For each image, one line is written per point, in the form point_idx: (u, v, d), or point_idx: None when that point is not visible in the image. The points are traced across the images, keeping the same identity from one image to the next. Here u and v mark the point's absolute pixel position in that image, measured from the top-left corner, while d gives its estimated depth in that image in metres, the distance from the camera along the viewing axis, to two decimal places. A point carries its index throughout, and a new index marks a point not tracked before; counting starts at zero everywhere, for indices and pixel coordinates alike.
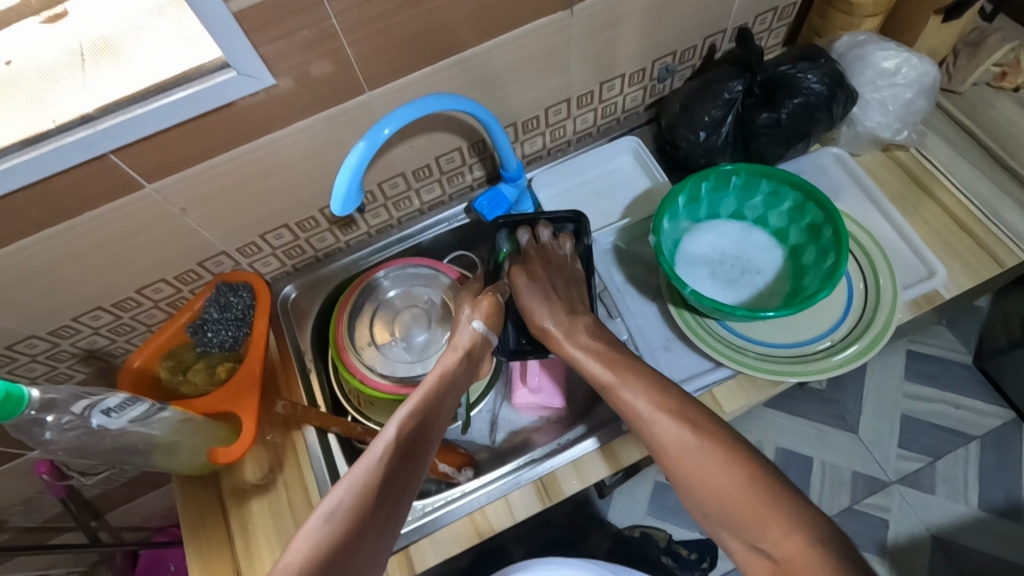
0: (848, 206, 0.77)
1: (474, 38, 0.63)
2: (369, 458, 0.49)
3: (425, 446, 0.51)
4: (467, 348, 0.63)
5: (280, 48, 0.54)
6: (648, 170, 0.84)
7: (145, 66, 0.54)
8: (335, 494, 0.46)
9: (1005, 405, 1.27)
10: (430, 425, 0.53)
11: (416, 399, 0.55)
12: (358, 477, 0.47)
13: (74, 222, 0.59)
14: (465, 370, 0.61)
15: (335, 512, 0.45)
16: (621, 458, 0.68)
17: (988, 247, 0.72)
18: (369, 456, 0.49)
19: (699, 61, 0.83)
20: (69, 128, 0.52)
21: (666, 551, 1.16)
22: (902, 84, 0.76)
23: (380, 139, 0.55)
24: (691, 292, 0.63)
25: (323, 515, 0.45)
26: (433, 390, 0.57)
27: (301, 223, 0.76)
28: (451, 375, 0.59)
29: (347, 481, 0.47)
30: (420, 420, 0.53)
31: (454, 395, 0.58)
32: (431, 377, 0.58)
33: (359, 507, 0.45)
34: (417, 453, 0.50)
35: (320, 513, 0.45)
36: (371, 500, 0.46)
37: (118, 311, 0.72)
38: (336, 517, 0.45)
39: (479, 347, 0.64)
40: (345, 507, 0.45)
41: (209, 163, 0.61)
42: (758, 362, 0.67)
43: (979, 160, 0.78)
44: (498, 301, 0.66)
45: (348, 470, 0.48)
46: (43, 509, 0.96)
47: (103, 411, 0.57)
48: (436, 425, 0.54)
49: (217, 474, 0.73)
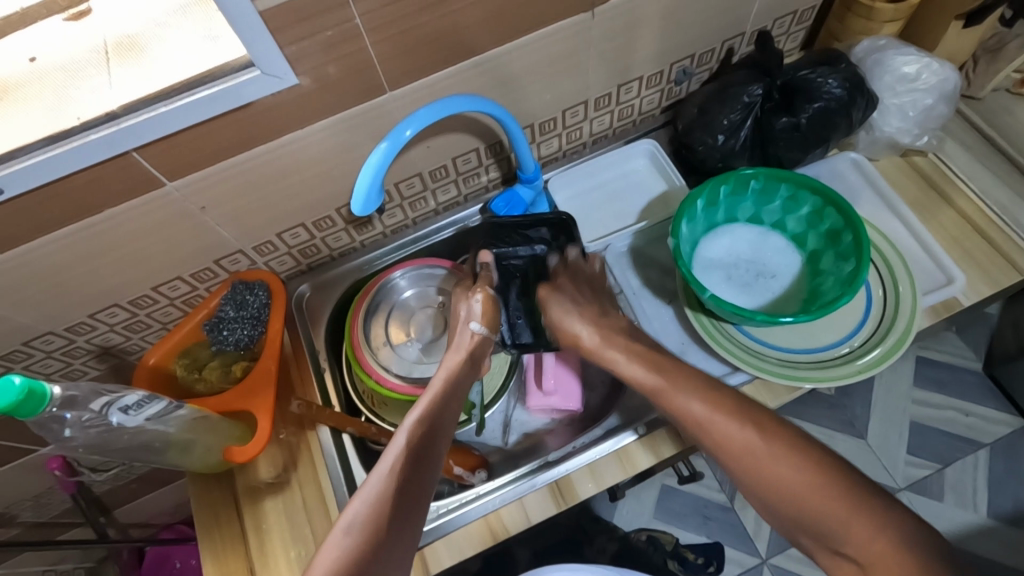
0: (866, 211, 0.77)
1: (494, 40, 0.63)
2: (380, 468, 0.49)
3: (435, 449, 0.52)
4: (468, 350, 0.62)
5: (304, 48, 0.54)
6: (665, 174, 0.84)
7: (167, 65, 0.55)
8: (350, 508, 0.47)
9: (1015, 413, 1.26)
10: (439, 431, 0.53)
11: (422, 403, 0.55)
12: (372, 488, 0.48)
13: (94, 219, 0.59)
14: (468, 368, 0.60)
15: (352, 525, 0.46)
16: (635, 461, 0.68)
17: (1006, 253, 0.72)
18: (380, 466, 0.49)
19: (717, 64, 0.82)
20: (93, 126, 0.52)
21: (671, 556, 1.18)
22: (922, 90, 0.75)
23: (402, 140, 0.55)
24: (710, 296, 0.63)
25: (343, 529, 0.46)
26: (440, 392, 0.56)
27: (317, 223, 0.76)
28: (456, 376, 0.59)
29: (362, 493, 0.48)
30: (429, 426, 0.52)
31: (460, 394, 0.58)
32: (438, 381, 0.57)
33: (376, 520, 0.46)
34: (428, 461, 0.50)
35: (339, 527, 0.46)
36: (387, 513, 0.47)
37: (134, 308, 0.72)
38: (355, 530, 0.46)
39: (481, 345, 0.63)
40: (363, 522, 0.46)
41: (230, 162, 0.61)
42: (776, 367, 0.67)
43: (997, 167, 0.78)
44: (491, 296, 0.65)
45: (361, 484, 0.48)
46: (53, 505, 0.96)
47: (121, 408, 0.57)
48: (445, 428, 0.54)
49: (231, 472, 0.73)
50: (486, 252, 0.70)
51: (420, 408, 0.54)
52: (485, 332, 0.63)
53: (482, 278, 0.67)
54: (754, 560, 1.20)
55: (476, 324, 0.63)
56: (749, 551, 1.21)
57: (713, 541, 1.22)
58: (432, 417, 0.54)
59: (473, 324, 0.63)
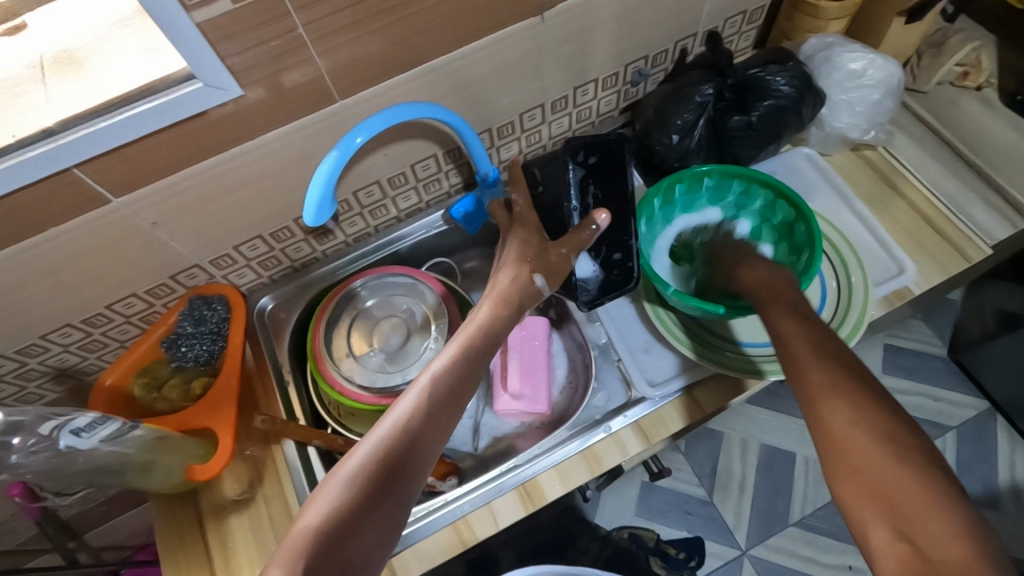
0: (819, 205, 0.79)
1: (446, 46, 0.63)
2: (388, 423, 0.50)
3: (448, 410, 0.52)
4: (509, 303, 0.60)
5: (247, 59, 0.53)
6: (641, 165, 0.84)
7: (103, 78, 0.53)
8: (354, 458, 0.48)
9: (980, 397, 1.30)
10: (452, 398, 0.53)
11: (443, 361, 0.55)
12: (377, 445, 0.48)
13: (38, 238, 0.57)
14: (501, 317, 0.59)
15: (353, 476, 0.47)
16: (601, 461, 0.68)
17: (954, 242, 0.74)
18: (389, 421, 0.50)
19: (672, 64, 0.83)
20: (29, 143, 0.51)
21: (654, 552, 1.17)
22: (868, 85, 0.77)
23: (352, 148, 0.54)
24: (672, 293, 0.65)
25: (343, 477, 0.47)
26: (468, 347, 0.56)
27: (275, 234, 0.75)
28: (491, 329, 0.58)
29: (365, 445, 0.49)
30: (446, 389, 0.53)
31: (488, 356, 0.57)
32: (462, 337, 0.57)
33: (375, 475, 0.47)
34: (434, 427, 0.51)
35: (339, 475, 0.47)
36: (387, 471, 0.47)
37: (89, 327, 0.70)
38: (355, 482, 0.47)
39: (520, 298, 0.61)
40: (363, 476, 0.47)
41: (177, 177, 0.60)
42: (732, 359, 0.69)
43: (945, 159, 0.80)
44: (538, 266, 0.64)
45: (367, 435, 0.49)
46: (17, 532, 0.93)
47: (72, 431, 0.56)
48: (466, 385, 0.54)
49: (195, 491, 0.71)
50: (603, 215, 0.64)
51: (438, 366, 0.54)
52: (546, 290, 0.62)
53: (577, 237, 0.65)
54: (734, 552, 1.22)
55: (535, 277, 0.62)
56: (729, 543, 1.23)
57: (694, 535, 1.23)
58: (449, 379, 0.54)
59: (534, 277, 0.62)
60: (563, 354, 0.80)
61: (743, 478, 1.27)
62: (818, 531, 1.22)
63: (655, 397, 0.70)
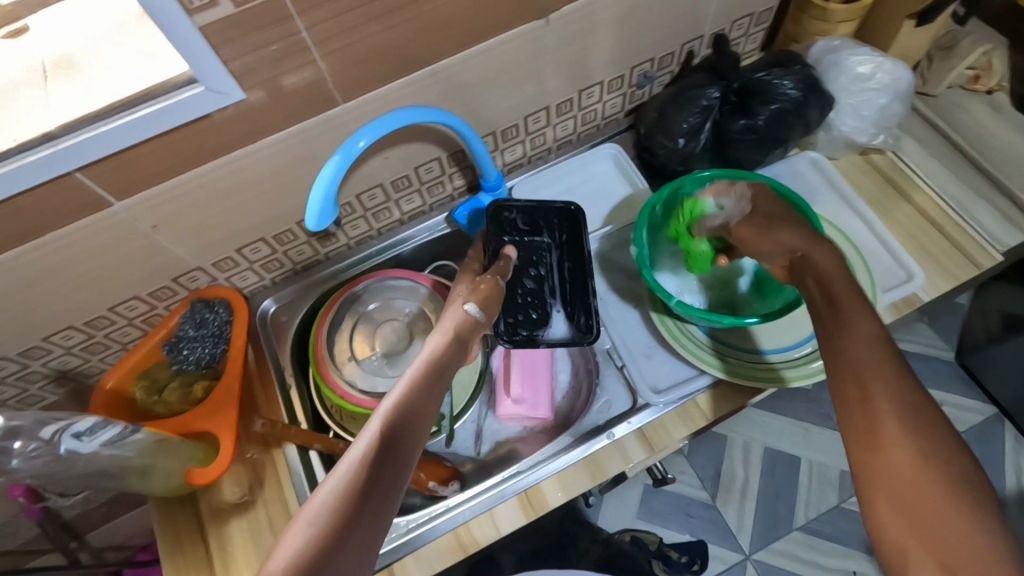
0: (825, 210, 0.78)
1: (450, 48, 0.62)
2: (352, 455, 0.47)
3: (412, 436, 0.50)
4: (453, 333, 0.59)
5: (249, 62, 0.53)
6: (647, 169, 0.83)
7: (103, 82, 0.52)
8: (317, 497, 0.45)
9: (987, 401, 1.28)
10: (416, 421, 0.51)
11: (401, 387, 0.52)
12: (341, 477, 0.46)
13: (39, 242, 0.57)
14: (454, 349, 0.58)
15: (319, 513, 0.43)
16: (602, 467, 0.68)
17: (963, 248, 0.73)
18: (352, 453, 0.47)
19: (678, 67, 0.83)
20: (30, 146, 0.50)
21: (655, 555, 1.19)
22: (876, 89, 0.76)
23: (354, 152, 0.54)
24: (675, 303, 0.64)
25: (308, 517, 0.44)
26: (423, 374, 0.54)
27: (277, 237, 0.74)
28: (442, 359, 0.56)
29: (329, 481, 0.46)
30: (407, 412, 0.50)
31: (443, 381, 0.55)
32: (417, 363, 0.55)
33: (343, 511, 0.44)
34: (402, 454, 0.48)
35: (304, 516, 0.44)
36: (356, 503, 0.44)
37: (91, 330, 0.70)
38: (322, 518, 0.43)
39: (466, 327, 0.60)
40: (330, 512, 0.43)
41: (179, 180, 0.60)
42: (736, 368, 0.68)
43: (954, 163, 0.79)
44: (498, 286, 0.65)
45: (329, 471, 0.46)
46: (19, 532, 0.94)
47: (73, 435, 0.57)
48: (427, 409, 0.52)
49: (195, 495, 0.71)
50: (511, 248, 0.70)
51: (398, 390, 0.52)
52: (479, 316, 0.61)
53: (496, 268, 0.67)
54: (738, 556, 1.21)
55: (467, 306, 0.61)
56: (732, 547, 1.22)
57: (696, 539, 1.22)
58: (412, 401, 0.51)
59: (465, 306, 0.62)
60: (567, 360, 0.78)
61: (746, 482, 1.26)
62: (821, 535, 1.21)
63: (658, 404, 0.69)
